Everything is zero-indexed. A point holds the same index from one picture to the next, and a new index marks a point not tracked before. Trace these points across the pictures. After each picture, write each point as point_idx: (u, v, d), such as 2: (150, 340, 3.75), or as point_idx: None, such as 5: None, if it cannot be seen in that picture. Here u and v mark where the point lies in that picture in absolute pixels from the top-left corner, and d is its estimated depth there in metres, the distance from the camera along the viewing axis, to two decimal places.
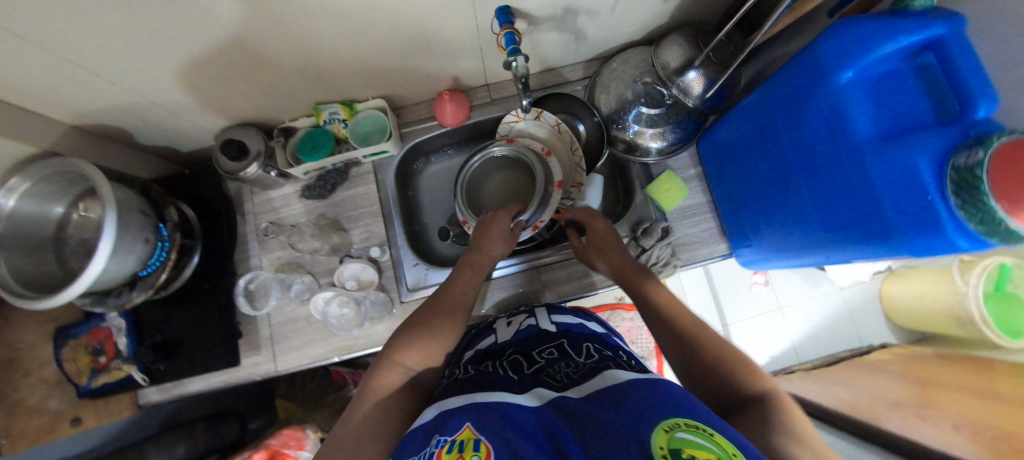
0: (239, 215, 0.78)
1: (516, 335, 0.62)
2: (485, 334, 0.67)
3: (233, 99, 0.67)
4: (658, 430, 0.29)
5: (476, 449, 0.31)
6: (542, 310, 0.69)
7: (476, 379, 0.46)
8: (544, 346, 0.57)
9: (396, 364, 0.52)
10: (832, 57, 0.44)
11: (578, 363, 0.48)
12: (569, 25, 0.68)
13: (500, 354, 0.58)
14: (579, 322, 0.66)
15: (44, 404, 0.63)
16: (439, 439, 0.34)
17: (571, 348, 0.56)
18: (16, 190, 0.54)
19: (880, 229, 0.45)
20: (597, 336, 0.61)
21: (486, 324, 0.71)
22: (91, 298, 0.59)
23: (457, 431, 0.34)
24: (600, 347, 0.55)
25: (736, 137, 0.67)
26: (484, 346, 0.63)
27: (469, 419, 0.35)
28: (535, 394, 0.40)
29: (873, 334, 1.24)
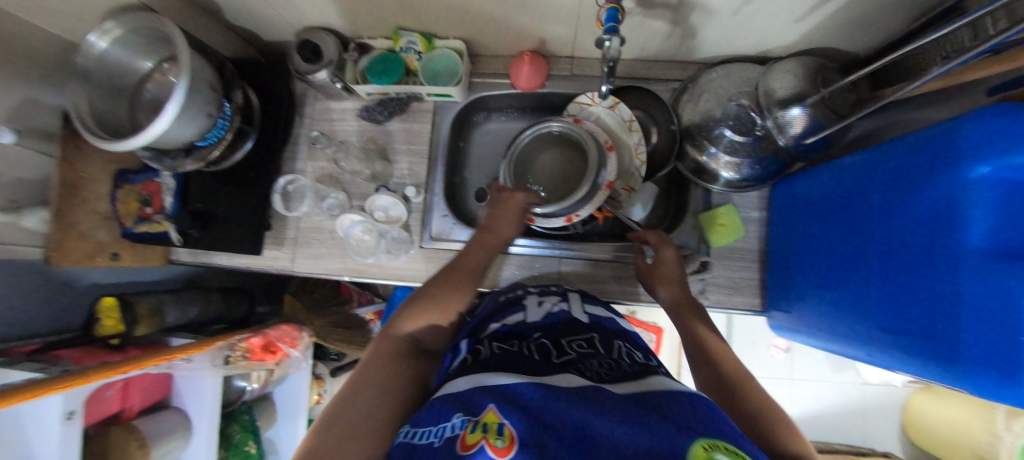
0: (298, 115, 0.79)
1: (543, 319, 0.61)
2: (515, 308, 0.64)
3: (321, 0, 0.66)
4: (697, 444, 0.28)
5: (501, 433, 0.32)
6: (575, 295, 0.69)
7: (506, 366, 0.45)
8: (574, 337, 0.57)
9: (399, 333, 0.54)
10: (972, 147, 0.38)
11: (613, 366, 0.48)
12: (681, 17, 0.61)
13: (528, 335, 0.57)
14: (609, 315, 0.66)
15: (93, 233, 0.69)
16: (461, 418, 0.35)
17: (601, 343, 0.56)
18: (110, 35, 0.57)
19: (947, 352, 0.40)
20: (625, 333, 0.62)
21: (514, 297, 0.69)
22: (151, 154, 0.63)
23: (481, 411, 0.36)
24: (635, 352, 0.55)
25: (820, 195, 0.61)
26: (510, 320, 0.61)
27: (494, 402, 0.36)
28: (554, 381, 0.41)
29: (878, 440, 1.18)
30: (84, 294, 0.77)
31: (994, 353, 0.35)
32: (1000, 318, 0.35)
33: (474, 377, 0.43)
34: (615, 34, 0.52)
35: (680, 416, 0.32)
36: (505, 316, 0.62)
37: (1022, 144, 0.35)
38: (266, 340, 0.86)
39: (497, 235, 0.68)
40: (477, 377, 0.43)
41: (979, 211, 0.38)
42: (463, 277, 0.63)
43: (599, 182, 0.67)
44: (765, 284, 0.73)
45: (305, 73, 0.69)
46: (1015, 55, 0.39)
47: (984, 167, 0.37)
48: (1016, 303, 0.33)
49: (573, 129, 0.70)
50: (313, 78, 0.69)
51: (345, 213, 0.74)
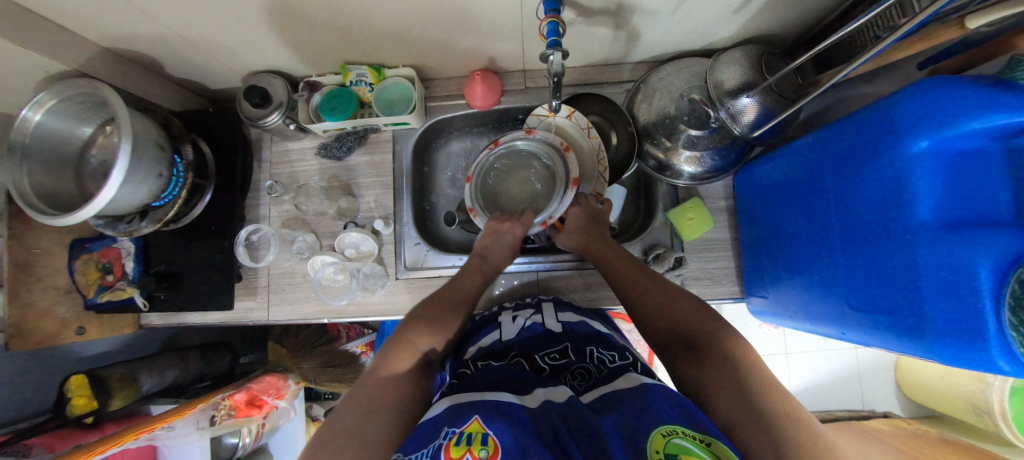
0: (256, 161, 0.78)
1: (517, 333, 0.64)
2: (490, 329, 0.67)
3: (262, 45, 0.65)
4: (655, 436, 0.36)
5: (484, 443, 0.36)
6: (548, 305, 0.69)
7: (491, 383, 0.48)
8: (547, 351, 0.60)
9: (413, 346, 0.53)
10: (911, 122, 0.39)
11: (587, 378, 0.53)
12: (621, 23, 0.62)
13: (503, 355, 0.60)
14: (581, 319, 0.66)
15: (53, 309, 0.66)
16: (447, 431, 0.39)
17: (574, 353, 0.59)
18: (43, 107, 0.55)
19: (914, 325, 0.41)
20: (599, 335, 0.62)
21: (489, 317, 0.72)
22: (104, 221, 0.61)
23: (465, 424, 0.39)
24: (609, 353, 0.57)
25: (779, 179, 0.62)
26: (486, 342, 0.64)
27: (477, 413, 0.40)
28: (532, 395, 0.46)
29: (876, 401, 1.20)
30: (52, 372, 0.74)
31: (956, 320, 0.36)
32: (960, 288, 0.36)
33: (461, 394, 0.46)
34: (557, 47, 0.52)
35: (642, 409, 0.40)
36: (481, 340, 0.65)
37: (956, 116, 0.36)
38: (250, 394, 0.83)
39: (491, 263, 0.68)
40: (463, 394, 0.46)
41: (924, 184, 0.39)
42: (463, 295, 0.63)
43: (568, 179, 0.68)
44: (741, 270, 0.74)
45: (256, 119, 0.68)
46: (934, 33, 0.40)
47: (922, 142, 0.38)
48: (972, 272, 0.34)
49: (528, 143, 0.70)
50: (265, 123, 0.68)
51: (315, 255, 0.73)
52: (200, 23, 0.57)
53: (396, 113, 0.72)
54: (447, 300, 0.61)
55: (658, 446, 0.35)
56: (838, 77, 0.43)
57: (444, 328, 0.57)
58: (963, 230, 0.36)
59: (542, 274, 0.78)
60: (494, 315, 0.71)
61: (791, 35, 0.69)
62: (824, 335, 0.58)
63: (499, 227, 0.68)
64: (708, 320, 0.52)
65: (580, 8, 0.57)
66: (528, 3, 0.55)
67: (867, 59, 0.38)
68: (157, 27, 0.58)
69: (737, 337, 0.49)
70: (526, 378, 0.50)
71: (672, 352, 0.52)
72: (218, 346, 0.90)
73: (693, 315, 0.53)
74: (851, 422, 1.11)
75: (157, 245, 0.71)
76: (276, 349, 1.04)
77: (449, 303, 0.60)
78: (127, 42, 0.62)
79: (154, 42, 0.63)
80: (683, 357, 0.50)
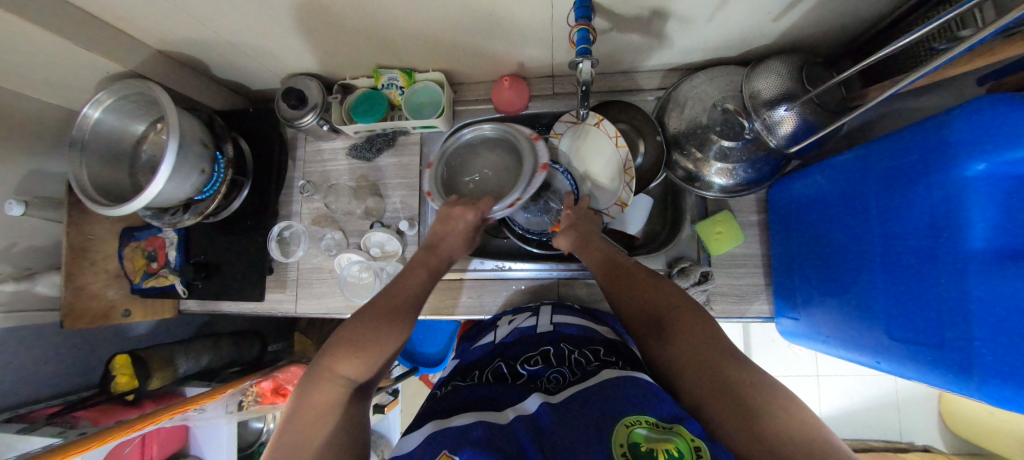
0: (291, 159, 0.81)
1: (508, 336, 0.66)
2: (488, 332, 0.71)
3: (301, 49, 0.67)
4: (619, 427, 0.37)
5: None
6: (545, 308, 0.70)
7: (461, 404, 0.49)
8: (529, 355, 0.60)
9: (333, 375, 0.48)
10: (966, 143, 0.37)
11: (560, 379, 0.51)
12: (654, 30, 0.61)
13: (490, 361, 0.62)
14: (570, 319, 0.66)
15: (103, 292, 0.71)
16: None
17: (555, 357, 0.58)
18: (102, 105, 0.59)
19: (959, 360, 0.38)
20: (582, 334, 0.61)
21: (494, 320, 0.76)
22: (152, 212, 0.65)
23: (436, 454, 0.39)
24: (585, 356, 0.55)
25: (816, 195, 0.59)
26: (484, 345, 0.68)
27: (444, 446, 0.39)
28: (502, 411, 0.45)
29: (916, 433, 1.13)
30: (99, 350, 0.79)
31: (1008, 360, 0.34)
32: (1014, 324, 0.33)
33: (439, 420, 0.45)
34: (588, 55, 0.52)
35: (604, 409, 0.40)
36: (484, 341, 0.70)
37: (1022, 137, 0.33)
38: (276, 383, 0.86)
39: (442, 257, 0.67)
40: (439, 420, 0.45)
41: (979, 212, 0.36)
42: (402, 298, 0.58)
43: (534, 165, 0.62)
44: (771, 287, 0.71)
45: (292, 119, 0.70)
46: (995, 49, 0.38)
47: (978, 164, 0.36)
48: None
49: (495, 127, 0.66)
50: (301, 123, 0.71)
51: (342, 253, 0.75)
52: (244, 27, 0.60)
53: (425, 116, 0.73)
54: (387, 307, 0.56)
55: (622, 438, 0.36)
56: (884, 94, 0.42)
57: (370, 348, 0.51)
58: (1019, 262, 0.33)
59: (561, 281, 0.78)
60: (497, 318, 0.75)
61: (837, 44, 0.65)
62: (858, 363, 0.54)
63: (450, 212, 0.65)
64: (670, 297, 0.51)
65: (612, 16, 0.57)
66: (560, 9, 0.55)
67: (926, 73, 0.36)
68: (206, 30, 0.61)
69: (698, 312, 0.48)
70: (500, 390, 0.50)
71: (642, 331, 0.51)
72: (247, 334, 0.94)
73: (658, 293, 0.52)
74: (887, 454, 1.04)
75: (197, 236, 0.75)
76: (301, 340, 1.08)
77: (382, 312, 0.55)
78: (178, 45, 0.66)
79: (203, 45, 0.67)
80: (651, 334, 0.50)
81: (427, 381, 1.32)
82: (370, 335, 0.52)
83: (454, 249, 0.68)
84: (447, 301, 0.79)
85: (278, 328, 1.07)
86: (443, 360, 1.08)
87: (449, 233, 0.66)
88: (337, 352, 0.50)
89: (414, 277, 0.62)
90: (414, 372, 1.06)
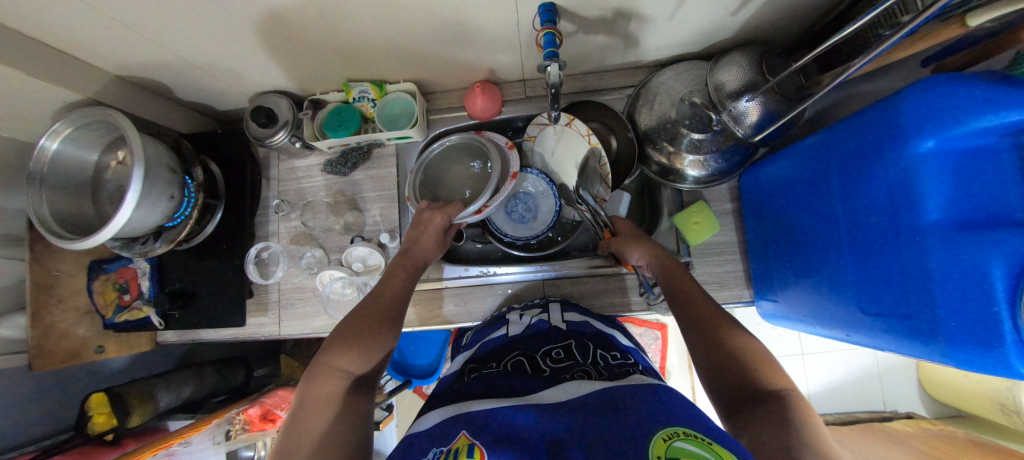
0: (264, 179, 0.80)
1: (522, 332, 0.66)
2: (497, 325, 0.70)
3: (267, 67, 0.67)
4: (655, 441, 0.34)
5: (471, 451, 0.36)
6: (554, 305, 0.72)
7: (483, 390, 0.50)
8: (552, 346, 0.61)
9: (331, 369, 0.49)
10: (914, 122, 0.39)
11: (592, 369, 0.52)
12: (619, 30, 0.62)
13: (506, 352, 0.62)
14: (585, 319, 0.68)
15: (73, 330, 0.68)
16: (435, 451, 0.39)
17: (578, 350, 0.59)
18: (60, 136, 0.57)
19: (928, 329, 0.40)
20: (599, 335, 0.64)
21: (497, 316, 0.75)
22: (121, 242, 0.63)
23: (452, 441, 0.40)
24: (612, 354, 0.58)
25: (782, 179, 0.61)
26: (494, 338, 0.67)
27: (464, 428, 0.41)
28: (528, 396, 0.46)
29: (899, 401, 1.17)
30: (73, 389, 0.76)
31: (970, 325, 0.36)
32: (975, 292, 0.35)
33: (459, 403, 0.47)
34: (555, 58, 0.52)
35: (635, 417, 0.38)
36: (489, 336, 0.69)
37: (963, 115, 0.35)
38: (263, 408, 0.84)
39: (416, 258, 0.66)
40: (453, 407, 0.47)
41: (932, 186, 0.38)
42: (389, 301, 0.59)
43: (505, 175, 0.67)
44: (749, 273, 0.72)
45: (263, 138, 0.69)
46: (934, 33, 0.40)
47: (928, 140, 0.38)
48: (985, 274, 0.34)
49: (469, 137, 0.71)
50: (272, 142, 0.70)
51: (323, 270, 0.74)
52: (205, 46, 0.59)
53: (399, 127, 0.73)
54: (374, 312, 0.57)
55: (659, 450, 0.33)
56: (837, 80, 0.43)
57: (366, 341, 0.53)
58: (974, 232, 0.35)
59: (546, 281, 0.78)
60: (501, 315, 0.74)
61: (792, 35, 0.68)
62: (834, 337, 0.56)
63: (422, 217, 0.66)
64: (778, 375, 0.45)
65: (577, 19, 0.58)
66: (525, 14, 0.55)
67: (876, 55, 0.37)
68: (165, 52, 0.60)
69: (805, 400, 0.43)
70: (526, 381, 0.51)
71: (732, 398, 0.45)
72: (231, 361, 0.92)
73: (766, 363, 0.46)
74: (873, 425, 1.08)
75: (171, 264, 0.73)
76: (287, 362, 1.06)
77: (361, 313, 0.56)
78: (138, 69, 0.64)
79: (165, 68, 0.65)
80: (741, 401, 0.44)
81: (422, 393, 1.30)
82: (367, 325, 0.54)
83: (428, 249, 0.67)
84: (434, 310, 0.78)
85: (262, 352, 1.04)
86: (436, 370, 1.07)
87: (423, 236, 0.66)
88: (330, 349, 0.51)
89: (398, 286, 0.62)
90: (408, 384, 1.05)
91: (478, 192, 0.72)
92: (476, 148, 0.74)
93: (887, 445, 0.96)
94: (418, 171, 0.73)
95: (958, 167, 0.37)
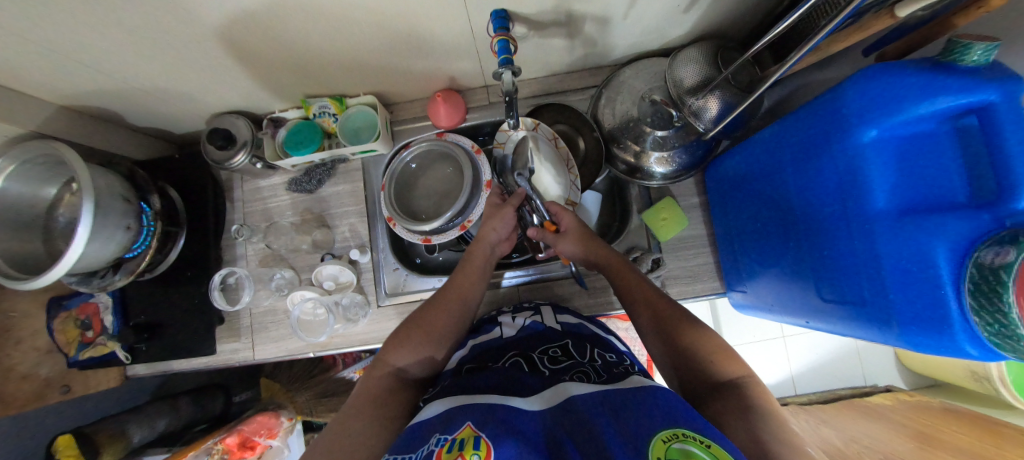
0: (229, 201, 0.78)
1: (517, 334, 0.65)
2: (490, 328, 0.68)
3: (220, 88, 0.65)
4: (656, 442, 0.34)
5: (477, 447, 0.36)
6: (547, 308, 0.71)
7: (484, 386, 0.48)
8: (548, 346, 0.61)
9: (387, 363, 0.55)
10: (857, 110, 0.39)
11: (593, 370, 0.52)
12: (575, 32, 0.62)
13: (503, 352, 0.60)
14: (580, 321, 0.68)
15: (35, 371, 0.66)
16: (439, 438, 0.39)
17: (576, 349, 0.59)
18: (2, 173, 0.54)
19: (881, 315, 0.41)
20: (597, 337, 0.64)
21: (489, 318, 0.72)
22: (78, 278, 0.61)
23: (457, 430, 0.39)
24: (607, 354, 0.59)
25: (741, 171, 0.62)
26: (486, 339, 0.65)
27: (470, 419, 0.40)
28: (533, 397, 0.46)
29: (878, 376, 1.20)
30: None
31: (920, 309, 0.37)
32: (922, 276, 0.36)
33: (464, 394, 0.46)
34: (509, 65, 0.52)
35: (639, 420, 0.38)
36: (483, 336, 0.66)
37: (900, 101, 0.36)
38: (241, 436, 0.84)
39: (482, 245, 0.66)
40: (456, 397, 0.46)
41: (878, 173, 0.39)
42: (457, 295, 0.63)
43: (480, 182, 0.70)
44: (719, 264, 0.73)
45: (222, 161, 0.68)
46: (867, 25, 0.42)
47: (872, 130, 0.38)
48: (932, 258, 0.35)
49: (439, 143, 0.71)
50: (232, 164, 0.69)
51: (294, 291, 0.73)
52: (152, 72, 0.58)
53: (363, 141, 0.71)
54: (428, 309, 0.61)
55: (659, 453, 0.33)
56: (782, 74, 0.43)
57: (416, 337, 0.58)
58: (919, 217, 0.36)
59: (524, 285, 0.78)
60: (493, 317, 0.72)
61: (744, 29, 0.69)
62: (798, 325, 0.58)
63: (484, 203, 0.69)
64: (734, 363, 0.50)
65: (531, 23, 0.58)
66: (478, 22, 0.55)
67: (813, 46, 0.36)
68: (110, 79, 0.58)
69: (761, 385, 0.48)
70: (523, 379, 0.50)
71: (694, 391, 0.49)
72: (209, 389, 0.90)
73: (722, 354, 0.51)
74: (854, 401, 1.11)
75: (134, 296, 0.71)
76: (269, 385, 1.03)
77: (425, 308, 0.62)
78: (84, 98, 0.62)
79: (113, 96, 0.63)
80: (705, 395, 0.48)
81: None
82: (422, 326, 0.59)
83: (494, 234, 0.66)
84: None
85: (242, 376, 1.02)
86: None
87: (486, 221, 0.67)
88: (386, 346, 0.57)
89: (456, 287, 0.64)
90: None
91: (451, 192, 0.74)
92: (444, 153, 0.74)
93: (868, 420, 0.98)
94: (390, 181, 0.71)
95: (900, 154, 0.38)
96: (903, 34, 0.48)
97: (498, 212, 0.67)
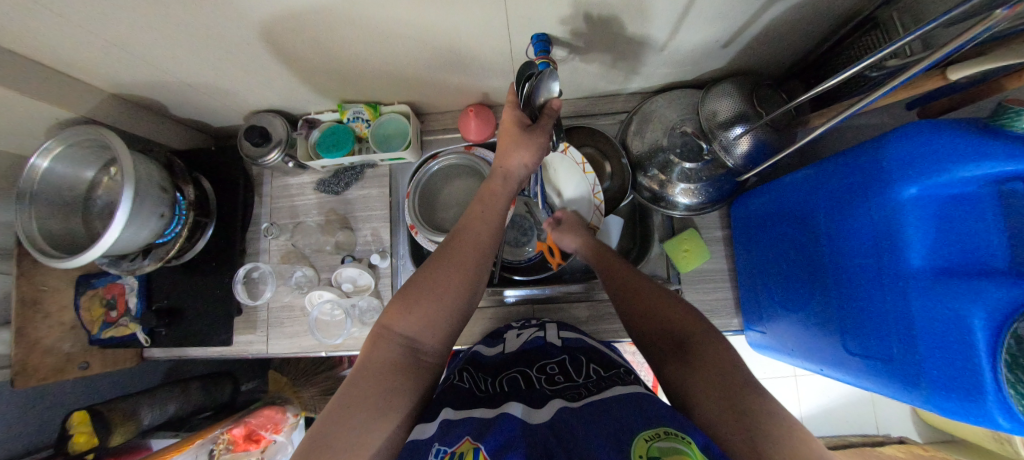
0: (257, 196, 0.80)
1: (519, 349, 0.65)
2: (495, 342, 0.68)
3: (263, 88, 0.67)
4: (637, 442, 0.34)
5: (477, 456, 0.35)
6: (552, 325, 0.70)
7: (483, 399, 0.49)
8: (547, 361, 0.60)
9: (389, 333, 0.45)
10: (899, 167, 0.39)
11: (585, 382, 0.51)
12: (612, 59, 0.63)
13: (500, 370, 0.61)
14: (579, 335, 0.67)
15: (58, 345, 0.68)
16: (438, 449, 0.38)
17: (572, 364, 0.58)
18: (51, 153, 0.57)
19: (909, 375, 0.39)
20: (596, 349, 0.62)
21: (495, 333, 0.73)
22: (109, 259, 0.63)
23: (456, 443, 0.38)
24: (603, 366, 0.56)
25: (770, 212, 0.61)
26: (488, 354, 0.66)
27: (468, 433, 0.40)
28: (531, 407, 0.45)
29: (891, 425, 1.17)
30: None
31: (952, 375, 0.35)
32: (956, 340, 0.35)
33: (463, 407, 0.46)
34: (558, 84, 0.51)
35: (620, 420, 0.38)
36: (486, 351, 0.66)
37: (944, 163, 0.36)
38: (248, 428, 0.86)
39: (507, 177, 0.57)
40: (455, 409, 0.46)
41: (916, 232, 0.38)
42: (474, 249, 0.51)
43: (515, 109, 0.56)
44: (738, 300, 0.73)
45: (256, 157, 0.70)
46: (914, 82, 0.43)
47: (911, 188, 0.38)
48: (966, 323, 0.34)
49: (463, 157, 0.74)
50: (265, 161, 0.70)
51: (313, 290, 0.74)
52: (199, 68, 0.60)
53: (393, 148, 0.73)
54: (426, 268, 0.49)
55: (641, 451, 0.33)
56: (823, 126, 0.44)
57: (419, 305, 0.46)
58: (956, 281, 0.35)
59: (538, 304, 0.78)
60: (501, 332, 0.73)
61: (780, 68, 0.70)
62: (813, 371, 0.58)
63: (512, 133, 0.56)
64: (700, 318, 0.46)
65: (570, 47, 0.58)
66: (518, 43, 0.56)
67: (868, 101, 0.36)
68: (160, 73, 0.61)
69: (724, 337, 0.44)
70: (521, 394, 0.49)
71: (658, 351, 0.46)
72: (218, 376, 0.92)
73: (684, 309, 0.48)
74: (866, 450, 1.07)
75: (158, 281, 0.73)
76: (276, 378, 1.05)
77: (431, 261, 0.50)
78: (133, 88, 0.65)
79: (160, 88, 0.66)
80: (671, 355, 0.44)
81: None
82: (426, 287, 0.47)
83: (518, 158, 0.55)
84: None
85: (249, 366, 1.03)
86: None
87: (509, 150, 0.56)
88: (388, 311, 0.47)
89: (466, 243, 0.52)
90: None
91: None
92: (468, 166, 0.76)
93: None
94: (414, 189, 0.72)
95: (940, 214, 0.37)
96: (949, 91, 0.48)
97: (526, 137, 0.55)
